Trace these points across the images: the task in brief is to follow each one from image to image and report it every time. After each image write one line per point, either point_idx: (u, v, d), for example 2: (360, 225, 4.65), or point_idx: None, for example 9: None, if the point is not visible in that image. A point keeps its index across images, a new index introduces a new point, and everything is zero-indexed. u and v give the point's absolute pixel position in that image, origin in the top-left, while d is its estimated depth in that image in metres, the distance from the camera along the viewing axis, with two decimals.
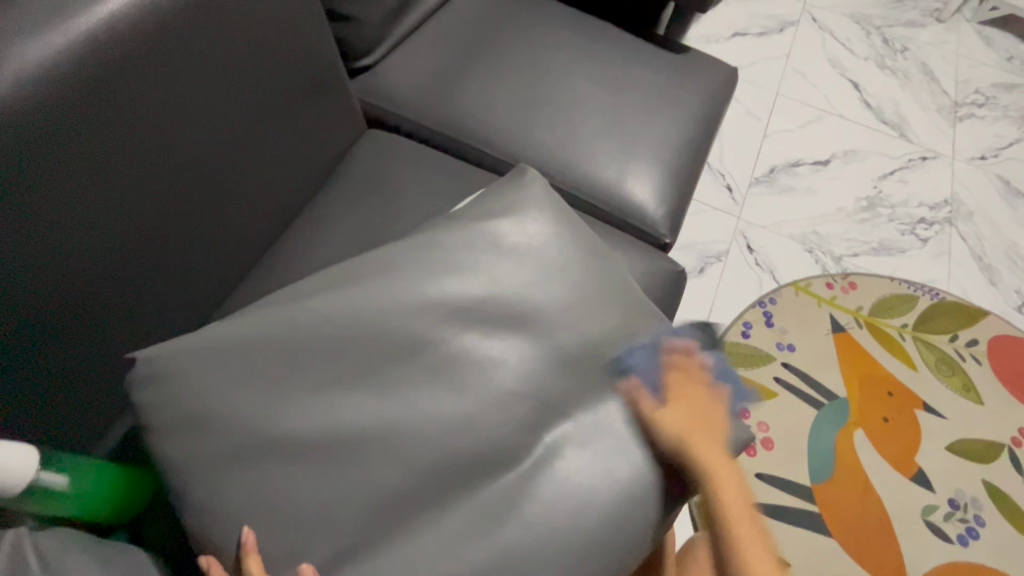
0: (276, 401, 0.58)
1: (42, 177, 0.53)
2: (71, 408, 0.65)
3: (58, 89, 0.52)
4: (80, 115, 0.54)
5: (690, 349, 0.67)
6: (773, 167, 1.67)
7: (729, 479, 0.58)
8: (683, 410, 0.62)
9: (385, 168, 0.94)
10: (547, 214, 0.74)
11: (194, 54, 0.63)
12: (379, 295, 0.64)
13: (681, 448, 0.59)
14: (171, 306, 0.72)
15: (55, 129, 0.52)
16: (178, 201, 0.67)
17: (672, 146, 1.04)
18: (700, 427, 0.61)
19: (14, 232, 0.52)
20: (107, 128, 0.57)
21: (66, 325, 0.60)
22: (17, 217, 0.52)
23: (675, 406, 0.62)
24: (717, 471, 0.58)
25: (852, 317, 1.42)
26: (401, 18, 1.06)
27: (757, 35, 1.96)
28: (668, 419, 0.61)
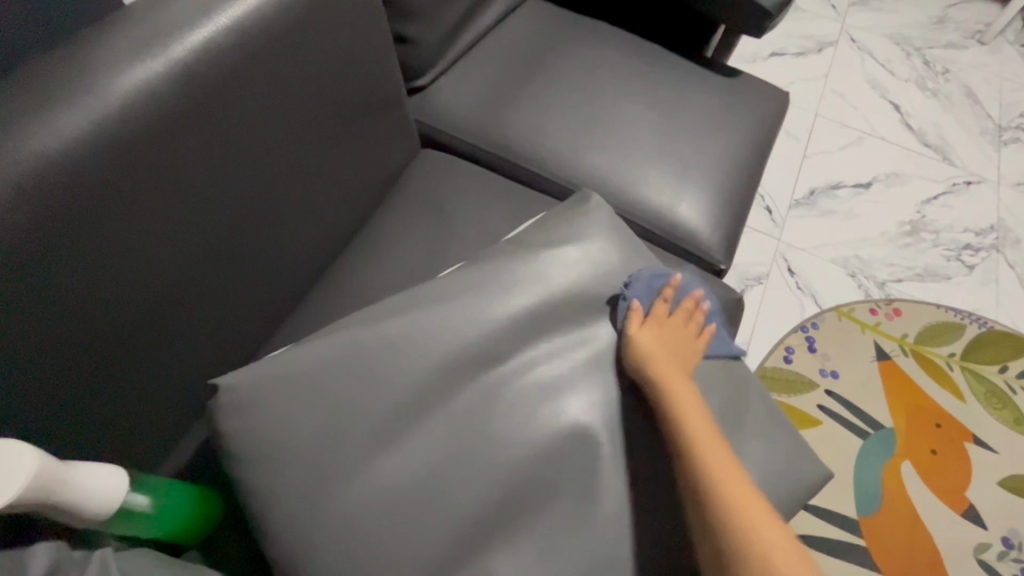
0: (349, 428, 0.57)
1: (125, 199, 0.54)
2: (143, 427, 0.65)
3: (149, 115, 0.54)
4: (165, 139, 0.56)
5: (760, 386, 0.70)
6: (814, 189, 1.65)
7: (689, 402, 0.60)
8: (656, 337, 0.64)
9: (442, 188, 0.95)
10: (612, 241, 0.74)
11: (272, 79, 0.64)
12: (449, 321, 0.64)
13: (646, 371, 0.62)
14: (238, 327, 0.73)
15: (141, 153, 0.54)
16: (249, 223, 0.68)
17: (725, 171, 1.04)
18: (673, 364, 0.63)
19: (96, 252, 0.53)
20: (186, 153, 0.58)
21: (142, 344, 0.61)
22: (100, 237, 0.53)
23: (651, 333, 0.65)
24: (682, 400, 0.59)
25: (898, 345, 1.39)
26: (456, 38, 1.06)
27: (795, 54, 1.95)
28: (644, 340, 0.64)
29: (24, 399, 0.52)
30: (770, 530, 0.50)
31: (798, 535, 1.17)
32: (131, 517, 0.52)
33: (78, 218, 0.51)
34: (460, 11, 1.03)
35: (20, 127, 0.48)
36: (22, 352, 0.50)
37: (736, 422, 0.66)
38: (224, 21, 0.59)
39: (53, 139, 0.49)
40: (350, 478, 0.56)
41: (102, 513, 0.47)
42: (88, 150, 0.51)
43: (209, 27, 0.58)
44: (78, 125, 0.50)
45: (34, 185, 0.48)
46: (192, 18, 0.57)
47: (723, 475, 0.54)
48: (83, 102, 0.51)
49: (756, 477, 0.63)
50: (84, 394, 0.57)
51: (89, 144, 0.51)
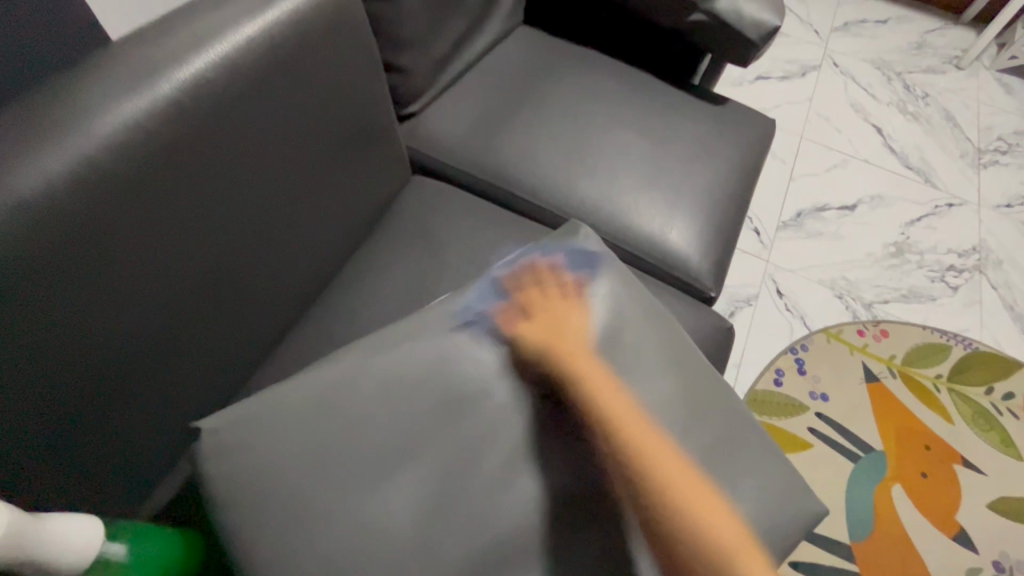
0: (336, 471, 0.56)
1: (108, 238, 0.53)
2: (121, 469, 0.63)
3: (134, 153, 0.54)
4: (151, 178, 0.56)
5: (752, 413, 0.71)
6: (801, 211, 1.67)
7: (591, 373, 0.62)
8: None
9: (433, 216, 0.95)
10: (601, 273, 0.74)
11: (260, 114, 0.64)
12: (441, 357, 0.64)
13: None
14: (224, 361, 0.72)
15: (127, 193, 0.54)
16: (237, 256, 0.68)
17: (714, 197, 1.05)
18: None
19: (77, 293, 0.52)
20: (171, 189, 0.58)
21: (127, 385, 0.60)
22: (80, 279, 0.52)
23: None
24: None
25: (886, 367, 1.40)
26: (448, 66, 1.07)
27: (780, 78, 1.99)
28: None
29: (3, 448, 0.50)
30: (719, 513, 0.53)
31: (791, 561, 1.16)
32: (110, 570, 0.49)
33: (57, 260, 0.50)
34: (451, 40, 1.04)
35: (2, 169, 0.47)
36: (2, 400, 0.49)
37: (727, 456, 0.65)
38: (212, 57, 0.59)
39: (36, 179, 0.48)
40: (335, 521, 0.54)
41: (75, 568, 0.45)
42: (71, 191, 0.50)
43: (196, 64, 0.58)
44: (62, 165, 0.49)
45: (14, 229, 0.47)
46: (180, 55, 0.57)
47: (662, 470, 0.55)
48: (68, 142, 0.50)
49: (749, 514, 0.62)
50: (60, 439, 0.55)
51: (72, 185, 0.50)
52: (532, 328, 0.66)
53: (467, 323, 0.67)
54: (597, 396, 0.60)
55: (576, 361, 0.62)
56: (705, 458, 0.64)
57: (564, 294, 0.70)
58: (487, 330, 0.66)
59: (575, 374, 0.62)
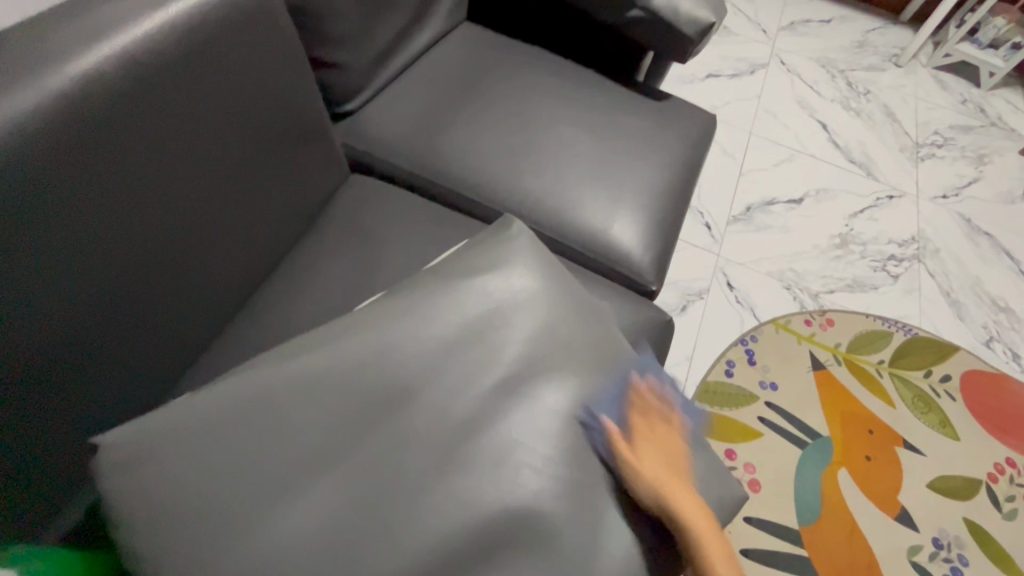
0: (250, 479, 0.53)
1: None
2: (16, 491, 0.58)
3: (21, 150, 0.50)
4: (41, 177, 0.51)
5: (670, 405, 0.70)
6: (750, 206, 1.71)
7: (687, 502, 0.59)
8: None
9: (370, 217, 0.93)
10: (533, 269, 0.73)
11: (169, 109, 0.61)
12: (365, 357, 0.62)
13: None
14: (144, 370, 0.69)
15: (12, 193, 0.49)
16: (154, 259, 0.65)
17: (655, 192, 1.06)
18: None
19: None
20: (68, 188, 0.54)
21: (33, 397, 0.56)
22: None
23: None
24: None
25: (832, 355, 1.44)
26: (387, 62, 1.05)
27: (730, 76, 2.04)
28: None
29: None
30: None
31: (744, 550, 1.18)
32: None
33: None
34: (388, 36, 1.02)
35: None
36: None
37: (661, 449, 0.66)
38: (111, 51, 0.56)
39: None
40: (249, 532, 0.51)
41: None
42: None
43: (93, 57, 0.55)
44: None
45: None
46: (73, 49, 0.54)
47: None
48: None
49: None
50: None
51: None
52: (644, 458, 0.62)
53: (584, 429, 0.63)
54: (691, 520, 0.58)
55: (693, 514, 0.58)
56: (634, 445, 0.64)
57: (671, 427, 0.67)
58: (600, 440, 0.62)
59: (674, 507, 0.58)
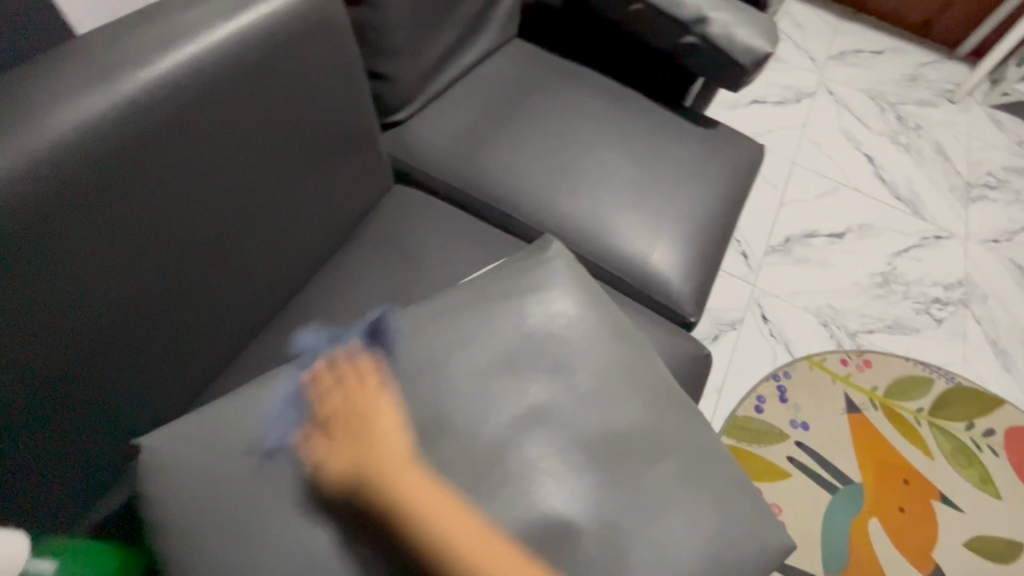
0: (281, 491, 0.53)
1: (36, 247, 0.50)
2: (55, 482, 0.60)
3: (80, 157, 0.51)
4: (94, 183, 0.52)
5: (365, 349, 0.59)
6: (789, 237, 1.67)
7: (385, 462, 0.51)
8: None
9: (412, 228, 0.93)
10: (573, 291, 0.71)
11: (228, 114, 0.62)
12: (402, 373, 0.61)
13: None
14: (184, 367, 0.70)
15: (62, 198, 0.50)
16: (200, 260, 0.66)
17: (698, 221, 1.04)
18: None
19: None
20: (118, 194, 0.55)
21: (79, 389, 0.57)
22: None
23: None
24: None
25: (868, 398, 1.39)
26: (437, 76, 1.06)
27: (774, 103, 2.00)
28: None
29: None
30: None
31: None
32: None
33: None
34: (441, 50, 1.03)
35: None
36: None
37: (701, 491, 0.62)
38: (182, 58, 0.57)
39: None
40: (279, 544, 0.51)
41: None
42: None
43: (164, 63, 0.56)
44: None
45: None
46: (147, 54, 0.56)
47: (475, 559, 0.48)
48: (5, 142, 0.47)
49: (717, 546, 0.59)
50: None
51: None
52: (328, 443, 0.53)
53: (561, 346, 0.66)
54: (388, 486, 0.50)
55: (400, 473, 0.51)
56: (673, 486, 0.61)
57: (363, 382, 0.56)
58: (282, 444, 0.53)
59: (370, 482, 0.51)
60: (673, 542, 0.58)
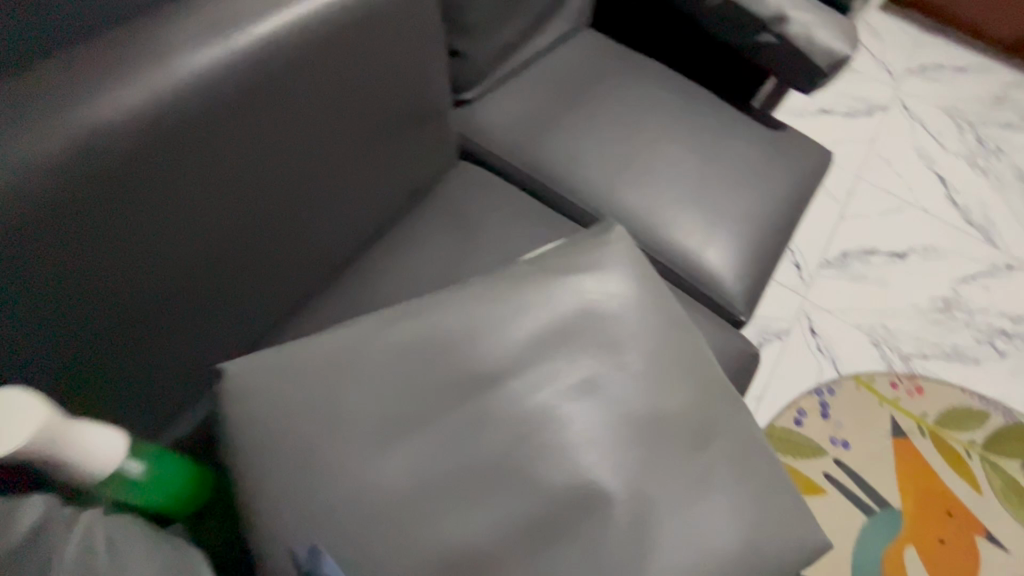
0: (344, 427, 0.56)
1: (130, 189, 0.54)
2: (140, 397, 0.66)
3: (181, 107, 0.55)
4: (193, 130, 0.57)
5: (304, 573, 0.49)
6: (846, 252, 1.61)
7: None
8: None
9: (473, 204, 0.96)
10: (629, 274, 0.71)
11: (321, 74, 0.66)
12: (461, 333, 0.63)
13: None
14: (256, 309, 0.75)
15: (166, 139, 0.55)
16: (280, 209, 0.70)
17: (757, 222, 1.03)
18: None
19: (87, 241, 0.53)
20: (207, 146, 0.59)
21: (163, 313, 0.63)
22: (100, 228, 0.54)
23: None
24: None
25: (916, 425, 1.34)
26: (508, 58, 1.08)
27: (843, 114, 1.93)
28: None
29: (56, 350, 0.55)
30: None
31: None
32: (123, 483, 0.52)
33: (76, 205, 0.51)
34: (515, 33, 1.05)
35: (40, 113, 0.49)
36: (64, 306, 0.54)
37: (744, 482, 0.62)
38: (289, 16, 0.61)
39: (73, 125, 0.50)
40: (339, 475, 0.54)
41: (99, 473, 0.49)
42: (95, 140, 0.51)
43: (273, 20, 0.60)
44: (100, 115, 0.51)
45: (27, 172, 0.48)
46: (260, 10, 0.60)
47: None
48: (124, 86, 0.52)
49: (756, 536, 0.60)
50: (64, 375, 0.57)
51: (112, 127, 0.51)
52: None
53: (614, 324, 0.67)
54: None
55: None
56: (715, 472, 0.62)
57: None
58: None
59: None
60: (712, 528, 0.59)
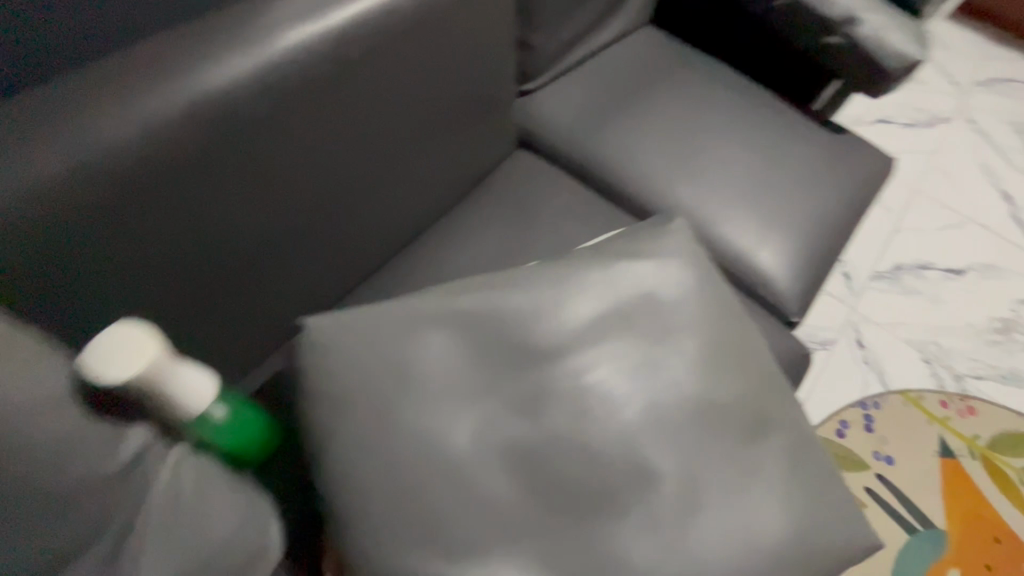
0: (412, 389, 0.59)
1: (231, 151, 0.58)
2: (219, 349, 0.70)
3: (277, 80, 0.58)
4: (290, 101, 0.60)
5: None
6: (899, 265, 1.57)
7: None
8: None
9: (530, 191, 0.98)
10: (690, 265, 0.72)
11: (406, 54, 0.69)
12: (525, 308, 0.65)
13: None
14: (325, 277, 0.79)
15: (267, 107, 0.59)
16: (356, 183, 0.74)
17: (815, 224, 1.02)
18: None
19: (188, 199, 0.57)
20: (301, 117, 0.62)
21: (247, 271, 0.67)
22: (203, 184, 0.58)
23: None
24: None
25: (966, 446, 1.29)
26: (571, 51, 1.10)
27: (903, 125, 1.88)
28: None
29: (156, 294, 0.60)
30: None
31: None
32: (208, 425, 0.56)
33: (185, 162, 0.55)
34: (579, 26, 1.07)
35: (161, 76, 0.53)
36: (165, 254, 0.58)
37: (796, 476, 0.63)
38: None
39: (189, 88, 0.54)
40: (405, 433, 0.57)
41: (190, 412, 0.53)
42: (202, 106, 0.54)
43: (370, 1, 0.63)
44: (208, 83, 0.54)
45: (141, 133, 0.52)
46: None
47: None
48: (235, 54, 0.56)
49: (806, 529, 0.60)
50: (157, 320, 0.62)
51: (223, 91, 0.55)
52: None
53: (674, 312, 0.68)
54: None
55: None
56: (767, 462, 0.62)
57: None
58: None
59: None
60: (763, 517, 0.59)
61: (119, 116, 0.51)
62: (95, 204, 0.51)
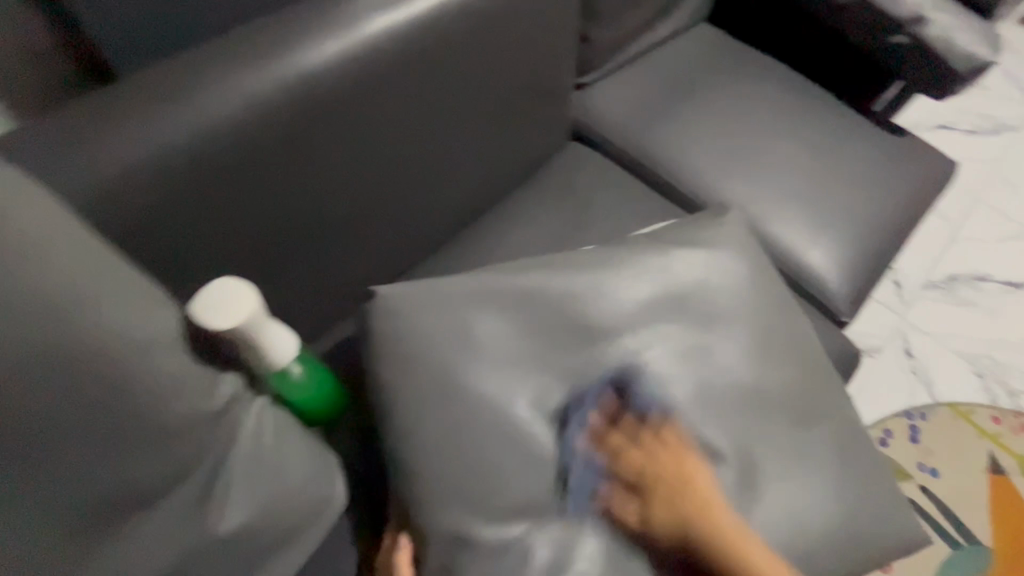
0: (472, 358, 0.62)
1: (318, 128, 0.63)
2: (293, 316, 0.75)
3: (363, 64, 0.63)
4: (372, 83, 0.65)
5: None
6: (954, 275, 1.52)
7: None
8: None
9: (583, 181, 1.00)
10: (744, 257, 0.73)
11: (478, 43, 0.72)
12: (582, 290, 0.68)
13: None
14: (390, 255, 0.83)
15: (351, 89, 0.63)
16: (424, 165, 0.77)
17: (869, 226, 1.01)
18: None
19: (279, 171, 0.62)
20: (380, 99, 0.67)
21: (323, 244, 0.71)
22: (292, 158, 0.63)
23: None
24: None
25: (1017, 463, 1.25)
26: (627, 46, 1.11)
27: (966, 131, 1.81)
28: None
29: (245, 259, 0.65)
30: None
31: None
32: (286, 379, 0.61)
33: (279, 136, 0.60)
34: (638, 21, 1.08)
35: (266, 57, 0.58)
36: (255, 222, 0.63)
37: (841, 465, 0.64)
38: None
39: (287, 68, 0.59)
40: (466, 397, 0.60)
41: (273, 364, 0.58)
42: (295, 87, 0.59)
43: None
44: (301, 65, 0.59)
45: (245, 107, 0.57)
46: None
47: None
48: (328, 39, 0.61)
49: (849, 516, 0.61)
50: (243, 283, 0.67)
51: (315, 73, 0.60)
52: None
53: (727, 301, 0.69)
54: None
55: None
56: (813, 450, 0.63)
57: None
58: None
59: None
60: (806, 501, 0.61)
61: (226, 93, 0.56)
62: (202, 170, 0.57)
